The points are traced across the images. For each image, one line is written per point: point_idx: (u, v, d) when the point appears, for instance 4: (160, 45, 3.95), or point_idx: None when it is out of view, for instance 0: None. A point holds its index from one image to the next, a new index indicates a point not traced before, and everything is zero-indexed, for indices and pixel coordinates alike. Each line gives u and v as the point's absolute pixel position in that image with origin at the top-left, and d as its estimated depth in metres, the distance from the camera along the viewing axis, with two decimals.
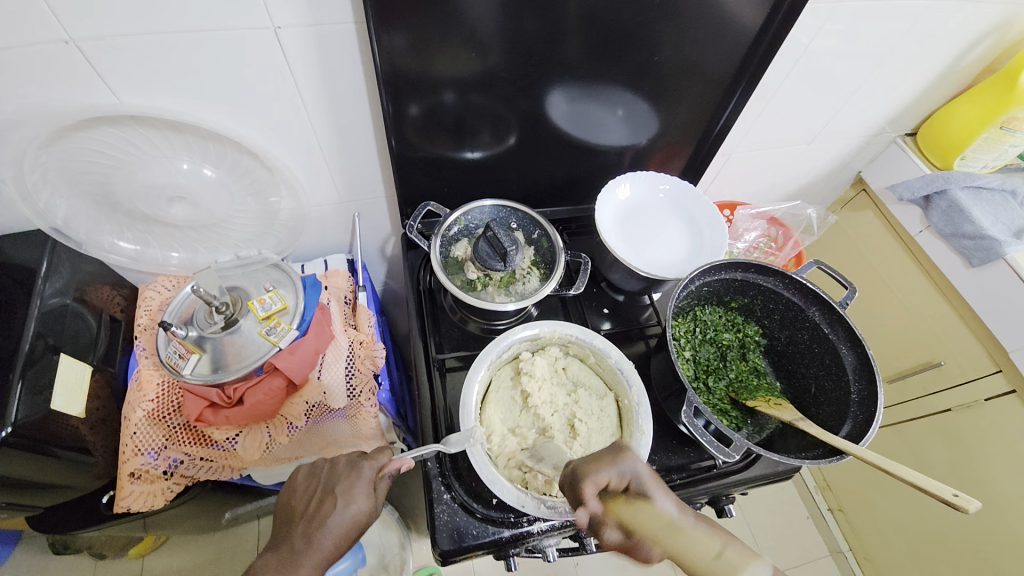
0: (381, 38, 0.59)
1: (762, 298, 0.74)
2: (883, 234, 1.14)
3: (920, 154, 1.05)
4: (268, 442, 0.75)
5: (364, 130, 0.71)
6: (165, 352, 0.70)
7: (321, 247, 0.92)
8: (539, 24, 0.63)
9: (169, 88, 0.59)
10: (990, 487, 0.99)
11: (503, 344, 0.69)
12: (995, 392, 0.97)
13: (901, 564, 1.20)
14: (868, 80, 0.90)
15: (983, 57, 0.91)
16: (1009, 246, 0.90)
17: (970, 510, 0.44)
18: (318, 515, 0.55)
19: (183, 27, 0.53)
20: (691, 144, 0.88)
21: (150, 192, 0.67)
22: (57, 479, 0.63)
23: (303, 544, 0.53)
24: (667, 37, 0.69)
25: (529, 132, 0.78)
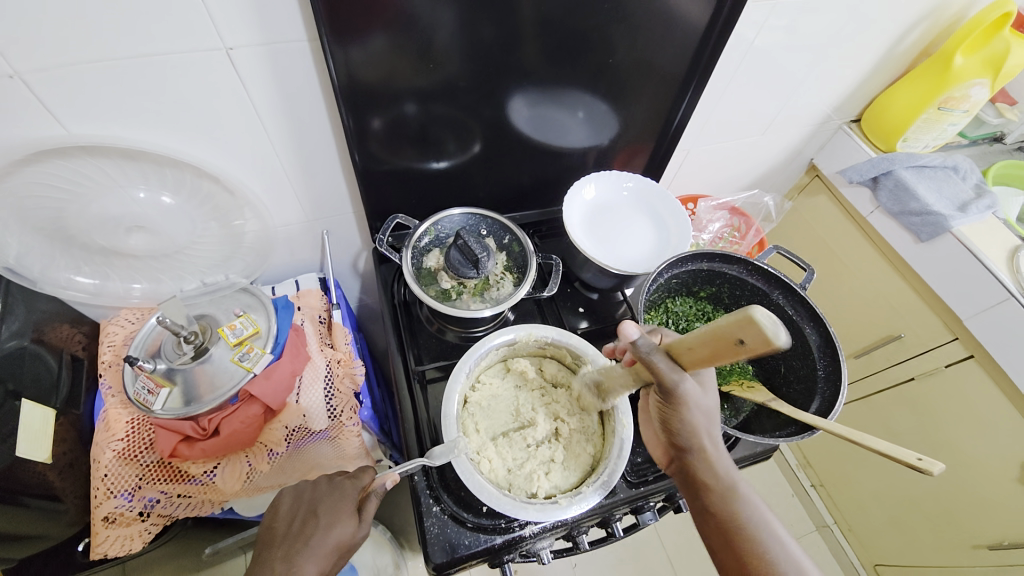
0: (338, 53, 0.59)
1: (728, 285, 0.76)
2: (838, 216, 1.19)
3: (865, 139, 1.11)
4: (248, 471, 0.73)
5: (326, 146, 0.71)
6: (133, 388, 0.68)
7: (291, 268, 0.90)
8: (494, 32, 0.64)
9: (119, 115, 0.57)
10: (958, 449, 1.04)
11: (481, 351, 0.70)
12: (953, 358, 1.02)
13: (883, 531, 1.24)
14: (814, 69, 0.94)
15: (918, 42, 0.97)
16: (954, 219, 0.95)
17: (934, 472, 0.47)
18: (300, 537, 0.54)
19: (130, 53, 0.52)
20: (651, 141, 0.90)
21: (106, 222, 0.65)
22: (26, 529, 0.61)
23: (282, 567, 0.51)
24: (618, 39, 0.71)
25: (492, 139, 0.79)
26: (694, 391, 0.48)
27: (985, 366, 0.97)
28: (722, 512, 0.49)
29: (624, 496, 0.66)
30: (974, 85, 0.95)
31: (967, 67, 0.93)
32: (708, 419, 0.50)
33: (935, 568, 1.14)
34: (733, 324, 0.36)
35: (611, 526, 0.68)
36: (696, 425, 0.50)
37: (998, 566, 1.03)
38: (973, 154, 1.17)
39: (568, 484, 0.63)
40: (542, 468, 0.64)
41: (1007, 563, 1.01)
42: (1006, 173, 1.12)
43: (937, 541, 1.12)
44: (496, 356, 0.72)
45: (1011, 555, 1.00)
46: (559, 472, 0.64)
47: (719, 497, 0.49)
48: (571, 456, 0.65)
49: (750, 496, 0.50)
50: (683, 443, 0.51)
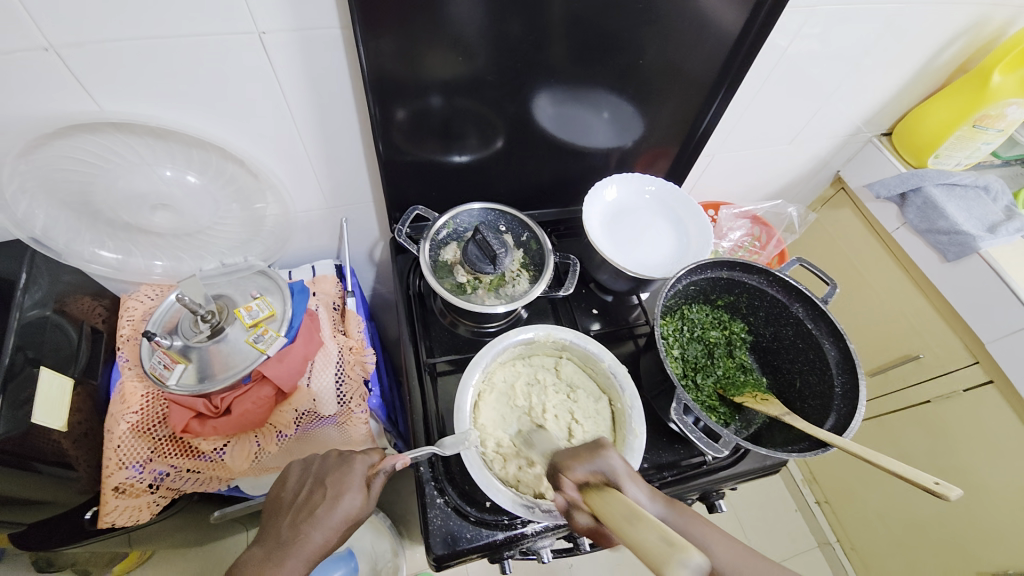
0: (367, 43, 0.59)
1: (747, 295, 0.75)
2: (861, 231, 1.17)
3: (895, 153, 1.08)
4: (256, 451, 0.74)
5: (350, 134, 0.71)
6: (149, 362, 0.68)
7: (308, 253, 0.91)
8: (524, 29, 0.63)
9: (151, 94, 0.58)
10: (970, 475, 1.02)
11: (499, 347, 0.70)
12: (972, 382, 0.99)
13: (887, 554, 1.22)
14: (846, 81, 0.92)
15: (955, 58, 0.94)
16: (982, 240, 0.93)
17: (951, 497, 0.45)
18: (307, 508, 0.54)
19: (164, 32, 0.52)
20: (675, 145, 0.89)
21: (132, 199, 0.66)
22: (40, 495, 0.61)
23: (289, 536, 0.52)
24: (649, 41, 0.70)
25: (515, 135, 0.78)
26: (614, 471, 0.48)
27: (1005, 393, 0.94)
28: None
29: None
30: (1011, 105, 0.92)
31: (1005, 86, 0.90)
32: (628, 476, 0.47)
33: None
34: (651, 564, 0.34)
35: None
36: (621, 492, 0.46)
37: None
38: (1005, 174, 1.14)
39: None
40: None
41: None
42: None
43: (942, 567, 1.10)
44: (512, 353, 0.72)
45: None
46: None
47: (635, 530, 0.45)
48: None
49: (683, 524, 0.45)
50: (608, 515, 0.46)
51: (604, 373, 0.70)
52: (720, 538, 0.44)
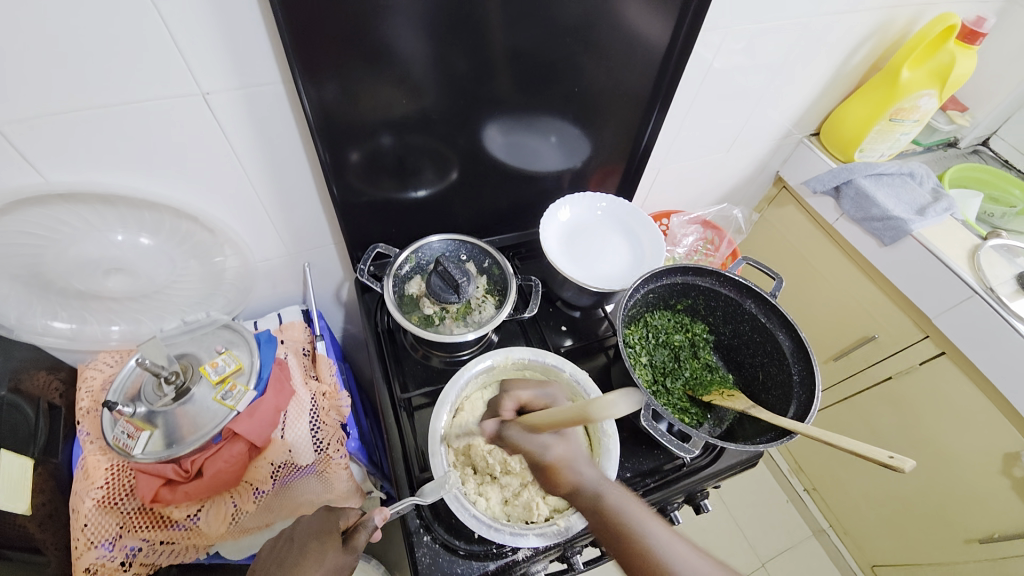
0: (312, 92, 0.61)
1: (703, 297, 0.78)
2: (807, 224, 1.24)
3: (825, 150, 1.16)
4: (233, 513, 0.71)
5: (305, 181, 0.72)
6: (111, 434, 0.67)
7: (273, 301, 0.90)
8: (465, 64, 0.67)
9: (99, 162, 0.57)
10: (940, 446, 1.06)
11: (462, 380, 0.71)
12: (926, 356, 1.05)
13: (878, 533, 1.26)
14: (771, 87, 1.00)
15: (866, 59, 1.03)
16: (913, 223, 1.00)
17: (905, 468, 0.48)
18: (279, 557, 0.54)
19: (106, 101, 0.53)
20: (622, 160, 0.94)
21: (83, 266, 0.65)
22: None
23: None
24: (584, 68, 0.74)
25: (469, 166, 0.81)
26: (563, 452, 0.55)
27: (958, 362, 0.99)
28: (625, 537, 0.47)
29: None
30: (922, 97, 1.00)
31: (914, 80, 0.98)
32: (586, 463, 0.55)
33: (930, 565, 1.16)
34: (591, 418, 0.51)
35: None
36: (577, 472, 0.54)
37: (990, 560, 1.04)
38: (929, 159, 1.23)
39: (565, 502, 0.64)
40: (539, 494, 0.64)
41: (999, 557, 1.02)
42: (960, 176, 1.18)
43: (930, 538, 1.14)
44: (478, 381, 0.73)
45: (1003, 550, 1.01)
46: (556, 493, 0.65)
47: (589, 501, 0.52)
48: None
49: (639, 513, 0.49)
50: (569, 485, 0.53)
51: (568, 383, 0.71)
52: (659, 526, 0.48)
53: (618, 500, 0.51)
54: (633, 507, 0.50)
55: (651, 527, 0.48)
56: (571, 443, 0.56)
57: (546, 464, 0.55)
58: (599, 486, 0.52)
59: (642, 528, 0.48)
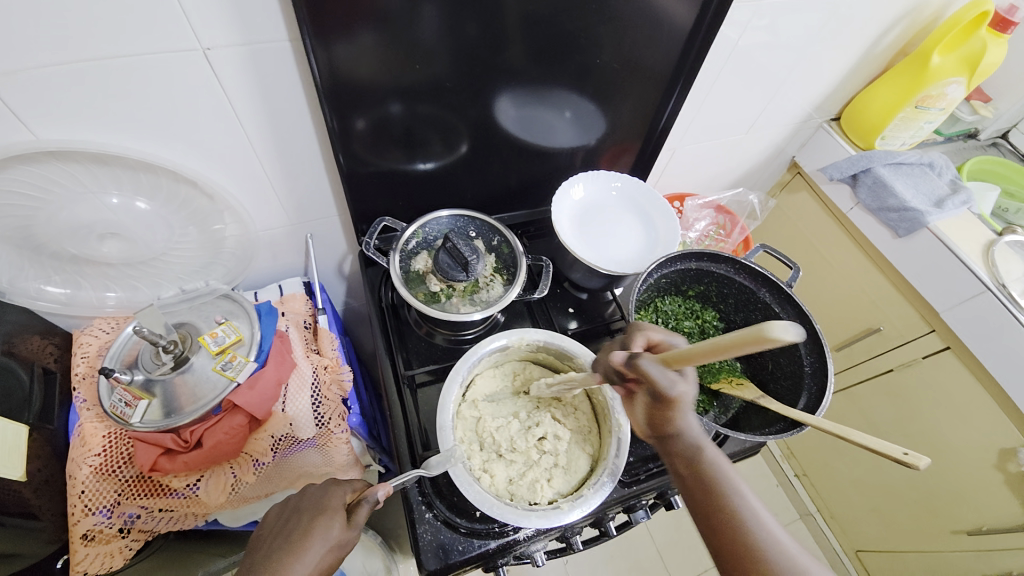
0: (319, 53, 0.57)
1: (716, 284, 0.77)
2: (820, 212, 1.22)
3: (845, 137, 1.12)
4: (233, 483, 0.70)
5: (309, 148, 0.69)
6: (108, 401, 0.65)
7: (274, 272, 0.87)
8: (480, 29, 0.63)
9: (90, 119, 0.54)
10: (936, 439, 1.07)
11: (475, 358, 0.69)
12: (930, 350, 1.04)
13: (865, 519, 1.28)
14: (796, 68, 0.96)
15: (896, 42, 0.98)
16: (929, 215, 0.98)
17: (920, 466, 0.47)
18: (285, 536, 0.52)
19: (99, 54, 0.49)
20: (638, 139, 0.90)
21: (77, 230, 0.62)
22: (13, 548, 0.57)
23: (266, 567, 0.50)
24: (605, 40, 0.70)
25: (479, 139, 0.78)
26: (687, 392, 0.46)
27: (962, 358, 0.99)
28: (715, 501, 0.46)
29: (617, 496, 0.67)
30: (950, 84, 0.96)
31: (944, 66, 0.94)
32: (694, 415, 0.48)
33: (914, 552, 1.18)
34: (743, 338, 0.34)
35: (605, 526, 0.69)
36: (684, 415, 0.48)
37: (977, 551, 1.06)
38: (948, 150, 1.20)
39: (569, 488, 0.63)
40: (544, 476, 0.63)
41: (986, 548, 1.04)
42: (979, 169, 1.15)
43: (917, 526, 1.16)
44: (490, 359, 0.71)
45: (991, 541, 1.03)
46: (561, 477, 0.64)
47: (688, 462, 0.48)
48: (572, 459, 0.65)
49: (728, 474, 0.48)
50: (668, 432, 0.48)
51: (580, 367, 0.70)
52: (754, 499, 0.47)
53: (716, 464, 0.48)
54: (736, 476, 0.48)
55: (759, 514, 0.45)
56: (695, 387, 0.47)
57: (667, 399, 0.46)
58: (702, 440, 0.48)
59: (736, 493, 0.46)
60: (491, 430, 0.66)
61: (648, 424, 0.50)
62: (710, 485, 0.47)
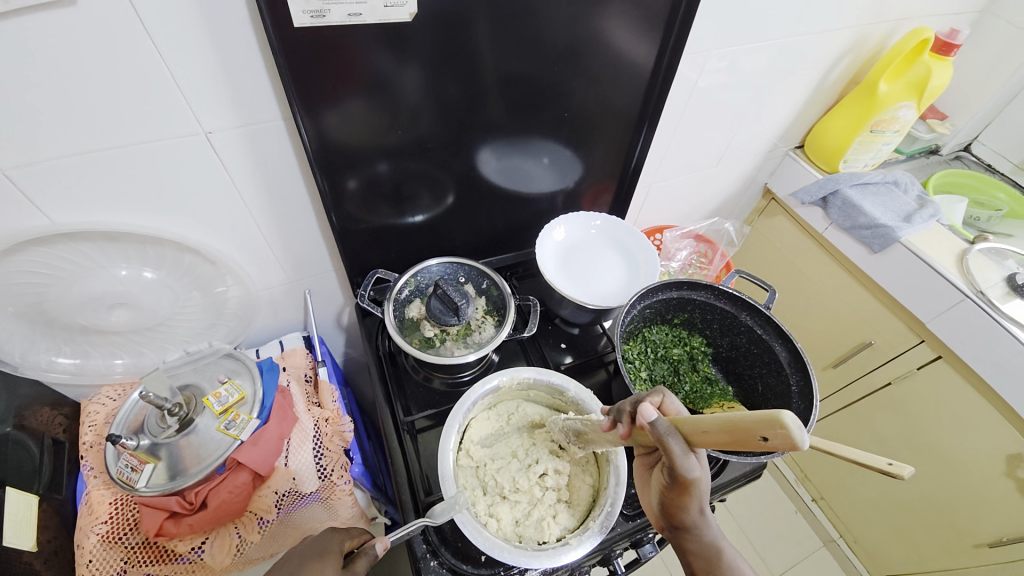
0: (312, 125, 0.63)
1: (699, 311, 0.80)
2: (798, 235, 1.26)
3: (810, 162, 1.19)
4: (239, 543, 0.70)
5: (305, 210, 0.74)
6: (115, 467, 0.66)
7: (275, 329, 0.91)
8: (459, 90, 0.69)
9: (103, 200, 0.59)
10: (943, 450, 1.06)
11: (468, 405, 0.70)
12: (923, 360, 1.06)
13: (886, 539, 1.25)
14: (755, 103, 1.03)
15: (845, 73, 1.06)
16: (901, 230, 1.02)
17: (905, 474, 0.48)
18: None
19: (114, 142, 0.55)
20: (614, 179, 0.96)
21: (88, 302, 0.66)
22: None
23: None
24: (572, 93, 0.77)
25: (464, 190, 0.83)
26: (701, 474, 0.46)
27: (954, 365, 1.01)
28: None
29: (623, 530, 0.67)
30: (900, 108, 1.03)
31: (892, 92, 1.01)
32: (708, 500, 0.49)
33: (941, 570, 1.15)
34: (760, 423, 0.35)
35: (613, 563, 0.69)
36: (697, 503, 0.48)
37: (1002, 564, 1.03)
38: (912, 167, 1.26)
39: (574, 521, 0.65)
40: (549, 513, 0.65)
41: (1009, 560, 1.01)
42: (944, 182, 1.21)
43: (939, 542, 1.13)
44: (484, 401, 0.73)
45: (1012, 551, 1.00)
46: (566, 512, 0.65)
47: (710, 568, 0.49)
48: (574, 492, 0.67)
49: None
50: (686, 522, 0.50)
51: (573, 402, 0.72)
52: None
53: (735, 564, 0.49)
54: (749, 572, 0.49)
55: None
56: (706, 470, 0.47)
57: (686, 482, 0.45)
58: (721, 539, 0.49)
59: None
60: (492, 473, 0.67)
61: (666, 509, 0.51)
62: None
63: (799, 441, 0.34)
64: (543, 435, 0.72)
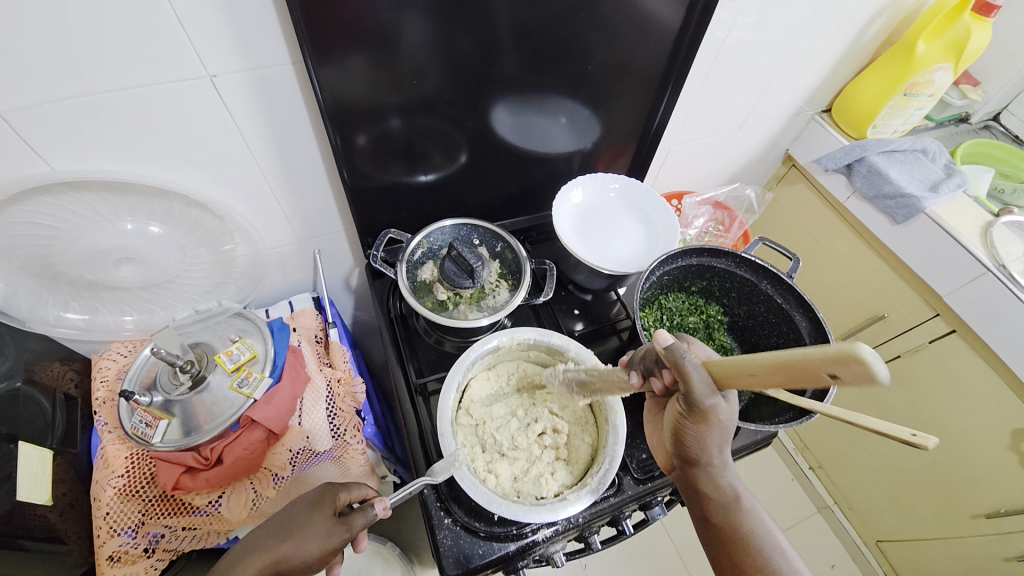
0: (323, 75, 0.59)
1: (718, 279, 0.78)
2: (817, 204, 1.23)
3: (836, 127, 1.14)
4: (254, 498, 0.71)
5: (315, 166, 0.71)
6: (130, 422, 0.67)
7: (284, 289, 0.89)
8: (472, 42, 0.65)
9: (105, 149, 0.56)
10: (950, 424, 1.07)
11: (468, 363, 0.70)
12: (936, 334, 1.05)
13: (882, 508, 1.28)
14: (784, 62, 0.97)
15: (881, 32, 1.00)
16: (927, 201, 0.99)
17: (929, 446, 0.47)
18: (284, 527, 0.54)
19: (113, 85, 0.51)
20: (633, 141, 0.92)
21: (94, 256, 0.64)
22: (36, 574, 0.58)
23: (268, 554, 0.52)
24: (596, 46, 0.72)
25: (477, 149, 0.80)
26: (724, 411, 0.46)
27: (968, 340, 1.00)
28: (742, 533, 0.48)
29: (632, 493, 0.67)
30: (937, 71, 0.97)
31: (930, 53, 0.95)
32: (726, 433, 0.48)
33: (935, 539, 1.18)
34: (827, 358, 0.33)
35: (621, 524, 0.70)
36: (717, 439, 0.48)
37: (997, 534, 1.06)
38: (940, 135, 1.22)
39: (572, 479, 0.65)
40: (547, 470, 0.65)
41: (1005, 530, 1.04)
42: (973, 153, 1.16)
43: (936, 511, 1.15)
44: (484, 360, 0.72)
45: (1009, 523, 1.03)
46: (563, 469, 0.65)
47: (719, 498, 0.49)
48: (572, 451, 0.67)
49: (755, 511, 0.50)
50: (700, 458, 0.49)
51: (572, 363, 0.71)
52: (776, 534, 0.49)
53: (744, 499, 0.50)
54: (753, 506, 0.50)
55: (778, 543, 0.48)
56: (732, 410, 0.47)
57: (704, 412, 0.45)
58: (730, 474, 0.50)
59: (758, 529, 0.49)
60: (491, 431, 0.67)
61: (677, 444, 0.50)
62: (721, 512, 0.49)
63: (876, 377, 0.31)
64: (542, 396, 0.71)
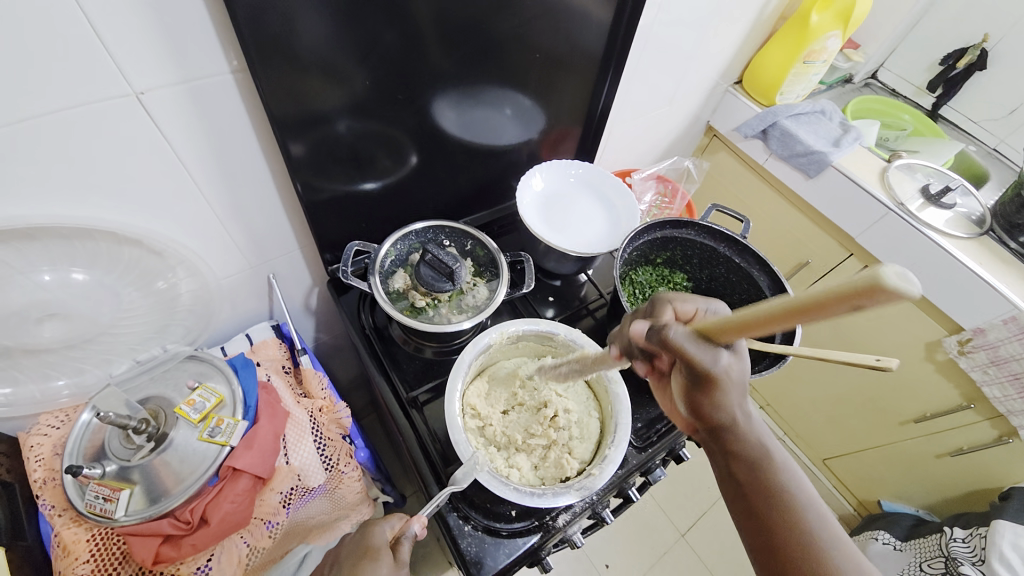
0: (267, 81, 0.54)
1: (681, 248, 0.82)
2: (739, 169, 1.34)
3: (748, 96, 1.24)
4: (247, 553, 0.64)
5: (262, 183, 0.65)
6: (82, 502, 0.58)
7: (237, 322, 0.81)
8: (396, 36, 0.60)
9: (10, 191, 0.47)
10: (874, 347, 1.21)
11: (464, 366, 0.68)
12: (852, 272, 1.19)
13: (826, 431, 1.44)
14: (701, 38, 1.04)
15: (778, 7, 1.09)
16: (832, 155, 1.11)
17: (892, 366, 0.53)
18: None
19: (13, 114, 0.43)
20: (578, 125, 0.94)
21: (8, 319, 0.54)
22: None
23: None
24: (541, 34, 0.73)
25: (427, 147, 0.77)
26: (729, 370, 0.46)
27: None
28: (782, 497, 0.48)
29: (636, 463, 0.70)
30: (829, 38, 1.08)
31: (822, 23, 1.05)
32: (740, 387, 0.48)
33: (873, 448, 1.34)
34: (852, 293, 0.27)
35: (628, 493, 0.73)
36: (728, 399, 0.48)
37: (924, 435, 1.21)
38: (832, 96, 1.36)
39: (591, 454, 0.66)
40: (565, 450, 0.66)
41: (932, 431, 1.19)
42: (860, 108, 1.32)
43: (872, 425, 1.31)
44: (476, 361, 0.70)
45: (934, 424, 1.18)
46: (580, 446, 0.66)
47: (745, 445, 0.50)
48: (584, 428, 0.68)
49: (785, 463, 0.50)
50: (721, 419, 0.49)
51: (564, 344, 0.72)
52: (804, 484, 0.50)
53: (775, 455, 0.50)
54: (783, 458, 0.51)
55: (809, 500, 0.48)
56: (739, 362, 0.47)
57: (711, 375, 0.45)
58: (755, 432, 0.50)
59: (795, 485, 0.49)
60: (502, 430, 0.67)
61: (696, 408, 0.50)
62: (758, 475, 0.49)
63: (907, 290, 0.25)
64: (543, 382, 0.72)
